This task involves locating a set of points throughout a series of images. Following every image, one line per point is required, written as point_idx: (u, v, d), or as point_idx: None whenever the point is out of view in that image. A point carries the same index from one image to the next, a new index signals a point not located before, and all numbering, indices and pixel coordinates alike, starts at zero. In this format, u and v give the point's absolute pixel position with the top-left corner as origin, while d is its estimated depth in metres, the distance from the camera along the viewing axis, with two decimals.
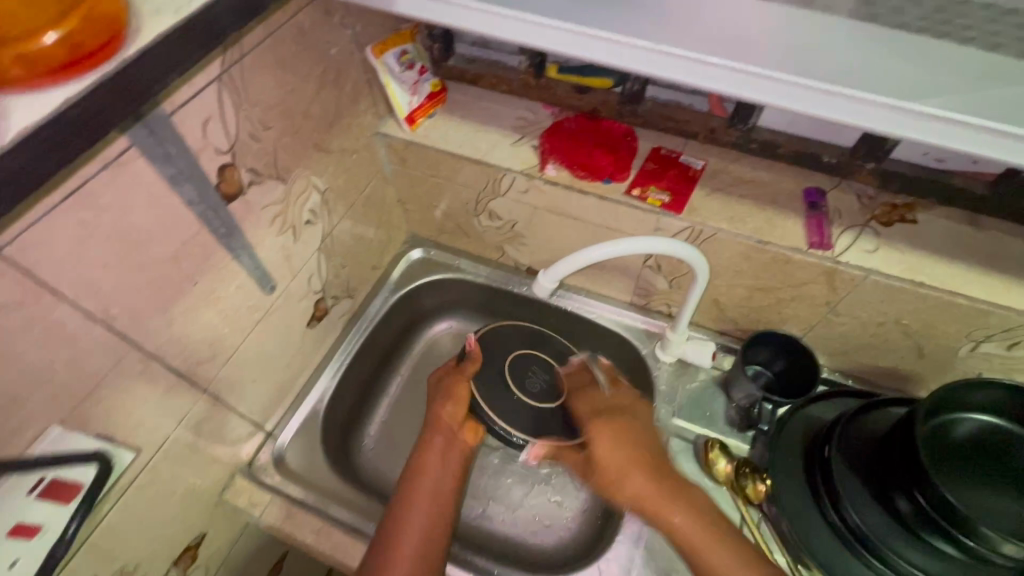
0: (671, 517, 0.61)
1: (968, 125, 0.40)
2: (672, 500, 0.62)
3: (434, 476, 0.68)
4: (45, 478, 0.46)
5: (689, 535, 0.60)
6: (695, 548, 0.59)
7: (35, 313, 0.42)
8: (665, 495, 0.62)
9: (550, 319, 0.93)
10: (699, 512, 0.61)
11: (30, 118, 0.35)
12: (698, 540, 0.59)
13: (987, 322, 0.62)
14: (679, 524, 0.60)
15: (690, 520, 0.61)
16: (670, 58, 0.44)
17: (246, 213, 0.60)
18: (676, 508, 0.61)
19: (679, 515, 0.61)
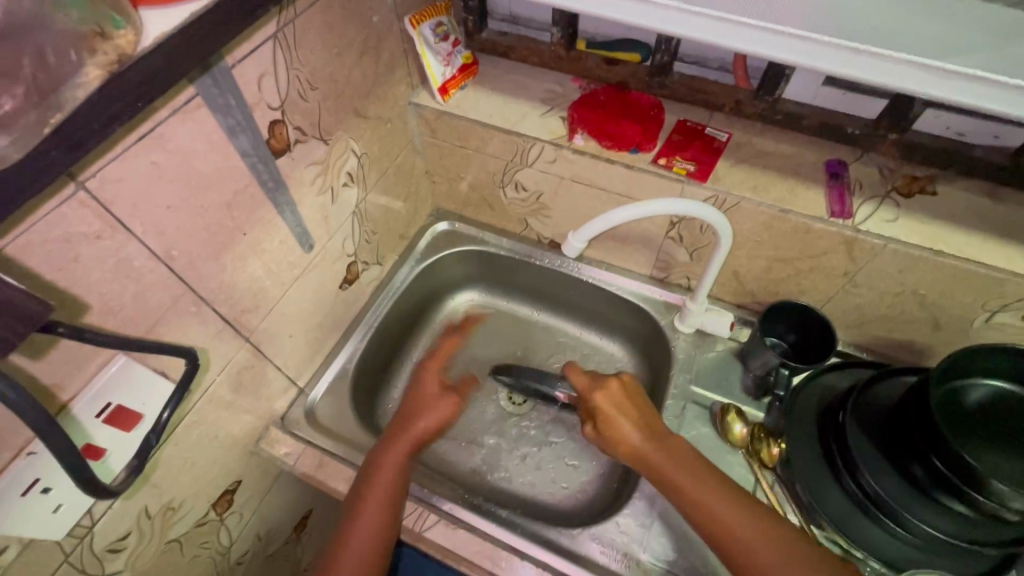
0: (693, 494, 0.59)
1: (988, 81, 0.42)
2: (700, 478, 0.59)
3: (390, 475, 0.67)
4: (111, 403, 0.50)
5: (718, 518, 0.57)
6: (727, 533, 0.56)
7: (109, 245, 0.45)
8: (683, 470, 0.60)
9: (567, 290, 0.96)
10: (727, 494, 0.58)
11: (166, 28, 0.40)
12: (732, 527, 0.56)
13: (1003, 291, 0.63)
14: (706, 505, 0.58)
15: (723, 502, 0.58)
16: (702, 19, 0.47)
17: (291, 170, 0.63)
18: (702, 486, 0.59)
19: (701, 492, 0.58)
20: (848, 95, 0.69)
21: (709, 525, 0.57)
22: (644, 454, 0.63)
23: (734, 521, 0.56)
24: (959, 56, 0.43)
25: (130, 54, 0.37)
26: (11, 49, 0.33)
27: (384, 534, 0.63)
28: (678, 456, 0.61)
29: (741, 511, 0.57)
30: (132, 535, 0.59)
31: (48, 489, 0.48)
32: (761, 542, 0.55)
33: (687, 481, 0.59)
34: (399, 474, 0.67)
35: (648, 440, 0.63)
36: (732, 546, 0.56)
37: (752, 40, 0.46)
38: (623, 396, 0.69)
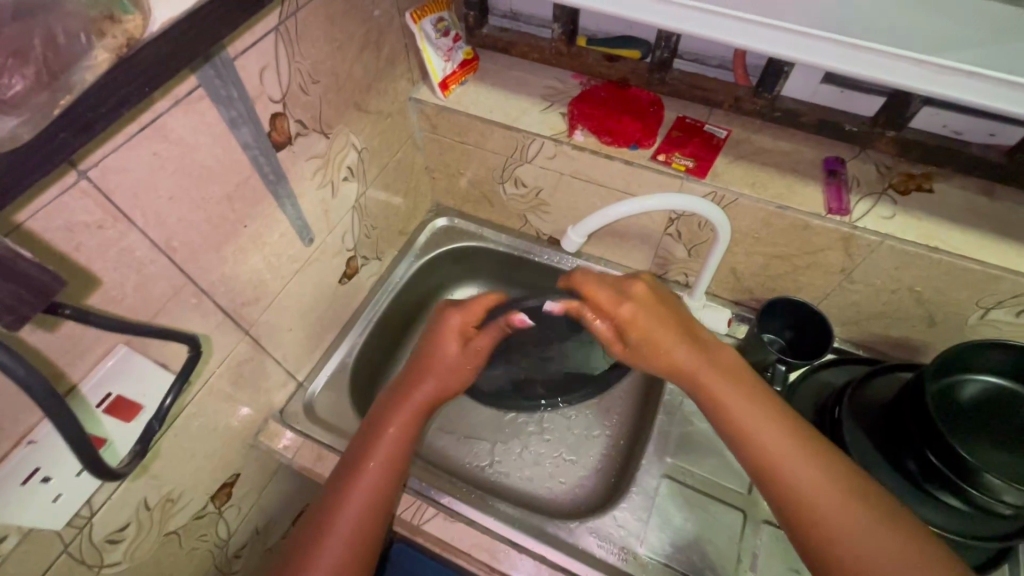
0: (740, 419, 0.54)
1: (989, 78, 0.42)
2: (754, 405, 0.55)
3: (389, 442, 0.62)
4: (111, 394, 0.50)
5: (767, 443, 0.53)
6: (774, 463, 0.52)
7: (111, 235, 0.46)
8: (732, 394, 0.56)
9: (545, 282, 0.98)
10: (779, 421, 0.54)
11: (164, 14, 0.39)
12: (781, 453, 0.52)
13: (998, 288, 0.64)
14: (760, 434, 0.53)
15: (779, 435, 0.53)
16: (704, 16, 0.47)
17: (292, 163, 0.63)
18: (752, 411, 0.55)
19: (754, 417, 0.54)
20: (847, 93, 0.69)
21: (758, 453, 0.53)
22: (690, 369, 0.58)
23: (785, 446, 0.52)
24: (956, 54, 0.43)
25: (135, 41, 0.37)
26: (18, 31, 0.32)
27: (381, 503, 0.59)
28: (726, 378, 0.57)
29: (795, 441, 0.53)
30: (131, 526, 0.59)
31: (48, 479, 0.48)
32: (811, 468, 0.51)
33: (742, 407, 0.55)
34: (400, 444, 0.62)
35: (693, 359, 0.58)
36: (778, 473, 0.51)
37: (754, 36, 0.46)
38: (657, 307, 0.61)
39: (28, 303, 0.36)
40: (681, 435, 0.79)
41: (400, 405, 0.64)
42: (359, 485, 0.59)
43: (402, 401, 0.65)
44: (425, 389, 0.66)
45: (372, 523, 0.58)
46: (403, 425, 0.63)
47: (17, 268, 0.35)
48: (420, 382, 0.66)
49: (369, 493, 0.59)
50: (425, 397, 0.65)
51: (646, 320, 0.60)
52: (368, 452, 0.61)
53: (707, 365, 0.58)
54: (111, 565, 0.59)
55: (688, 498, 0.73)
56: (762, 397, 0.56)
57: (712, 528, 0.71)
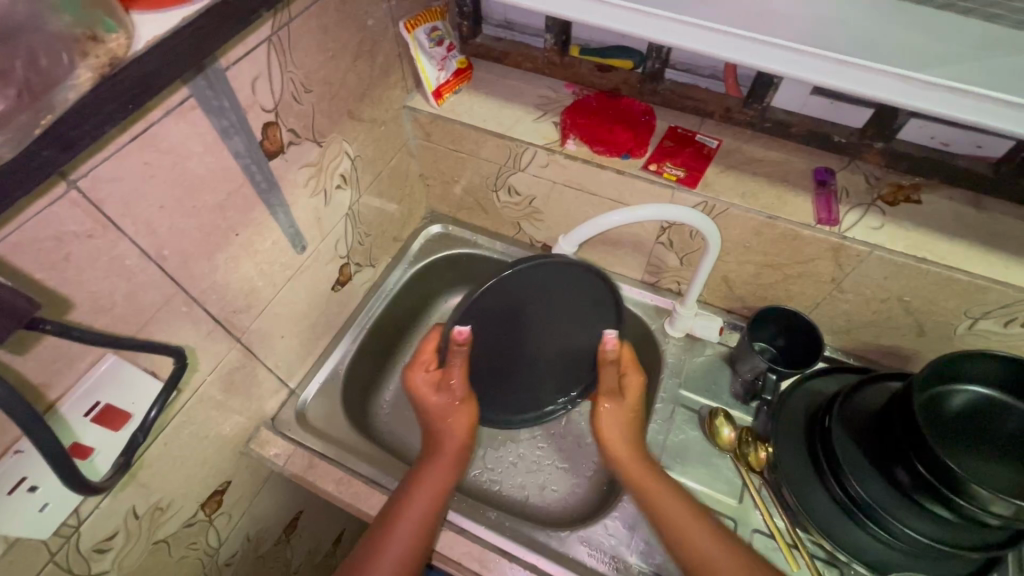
0: (688, 527, 0.60)
1: (970, 94, 0.43)
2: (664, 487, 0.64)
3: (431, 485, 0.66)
4: (100, 403, 0.50)
5: (705, 553, 0.58)
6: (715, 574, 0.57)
7: (101, 245, 0.46)
8: (683, 508, 0.62)
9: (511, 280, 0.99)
10: (717, 534, 0.60)
11: (156, 32, 0.40)
12: (718, 562, 0.57)
13: (985, 299, 0.64)
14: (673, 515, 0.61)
15: (687, 511, 0.62)
16: (693, 29, 0.48)
17: (285, 172, 0.64)
18: (693, 522, 0.61)
19: (692, 526, 0.60)
20: (836, 105, 0.70)
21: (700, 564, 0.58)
22: (641, 478, 0.65)
23: (722, 555, 0.58)
24: (939, 70, 0.44)
25: (120, 59, 0.38)
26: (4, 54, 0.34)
27: (421, 541, 0.62)
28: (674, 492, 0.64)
29: (730, 552, 0.58)
30: (119, 535, 0.59)
31: (35, 487, 0.48)
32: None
33: (687, 523, 0.61)
34: (444, 485, 0.66)
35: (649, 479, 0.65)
36: (685, 543, 0.60)
37: (741, 50, 0.47)
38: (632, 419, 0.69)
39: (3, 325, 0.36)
40: (673, 443, 0.79)
41: (432, 463, 0.68)
42: (389, 545, 0.60)
43: (433, 457, 0.68)
44: (449, 448, 0.69)
45: (415, 552, 0.61)
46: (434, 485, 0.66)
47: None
48: (443, 441, 0.69)
49: (401, 551, 0.60)
50: (449, 457, 0.68)
51: (616, 430, 0.68)
52: (399, 510, 0.63)
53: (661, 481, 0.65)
54: None
55: None
56: (695, 511, 0.62)
57: None
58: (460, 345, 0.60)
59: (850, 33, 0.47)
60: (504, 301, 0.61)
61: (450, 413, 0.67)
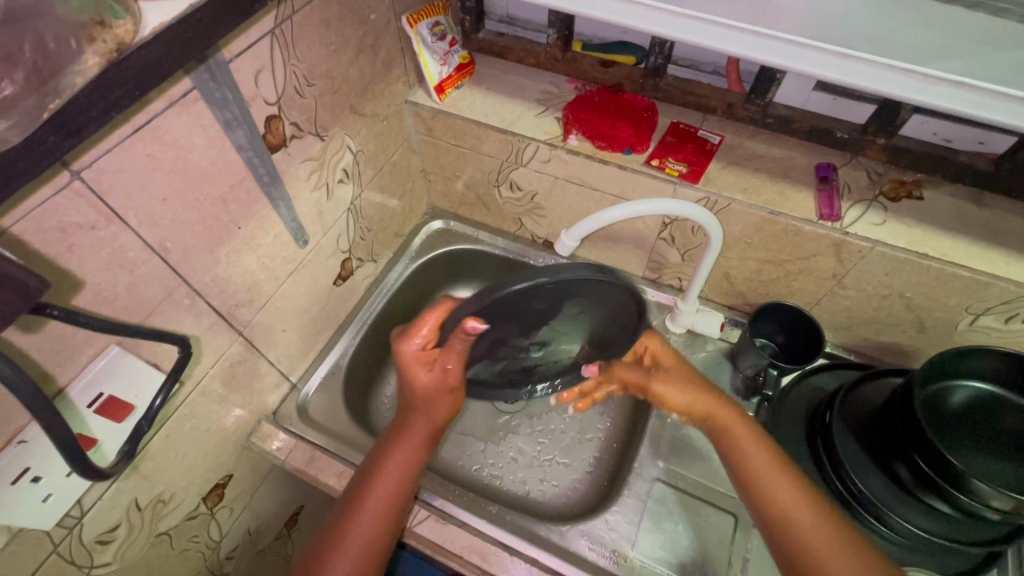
0: (769, 477, 0.61)
1: (973, 88, 0.43)
2: (760, 455, 0.62)
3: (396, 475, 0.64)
4: (103, 394, 0.50)
5: (789, 501, 0.59)
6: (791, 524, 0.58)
7: (104, 236, 0.46)
8: (764, 459, 0.62)
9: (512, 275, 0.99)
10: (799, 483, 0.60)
11: (161, 17, 0.40)
12: (796, 513, 0.58)
13: (986, 295, 0.64)
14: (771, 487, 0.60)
15: (784, 484, 0.60)
16: (694, 22, 0.48)
17: (287, 165, 0.64)
18: (772, 472, 0.61)
19: (774, 475, 0.61)
20: (839, 100, 0.70)
21: (780, 515, 0.58)
22: (726, 425, 0.65)
23: (802, 506, 0.58)
24: (941, 64, 0.44)
25: (126, 46, 0.38)
26: (8, 36, 0.33)
27: (381, 536, 0.61)
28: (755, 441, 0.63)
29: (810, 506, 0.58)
30: (122, 527, 0.59)
31: (38, 478, 0.48)
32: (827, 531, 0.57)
33: (768, 474, 0.61)
34: (404, 476, 0.65)
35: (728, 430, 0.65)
36: (778, 514, 0.59)
37: (744, 44, 0.47)
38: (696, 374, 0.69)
39: (13, 303, 0.36)
40: (672, 438, 0.79)
41: (404, 437, 0.67)
42: (359, 522, 0.61)
43: (406, 432, 0.68)
44: (422, 424, 0.68)
45: (374, 547, 0.61)
46: (404, 460, 0.66)
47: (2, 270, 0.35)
48: (416, 415, 0.68)
49: (373, 528, 0.61)
50: (422, 434, 0.68)
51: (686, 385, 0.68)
52: (369, 486, 0.63)
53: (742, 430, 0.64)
54: (101, 566, 0.58)
55: (681, 501, 0.73)
56: (778, 460, 0.62)
57: (703, 531, 0.71)
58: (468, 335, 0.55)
59: (852, 27, 0.47)
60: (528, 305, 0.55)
61: (437, 393, 0.67)
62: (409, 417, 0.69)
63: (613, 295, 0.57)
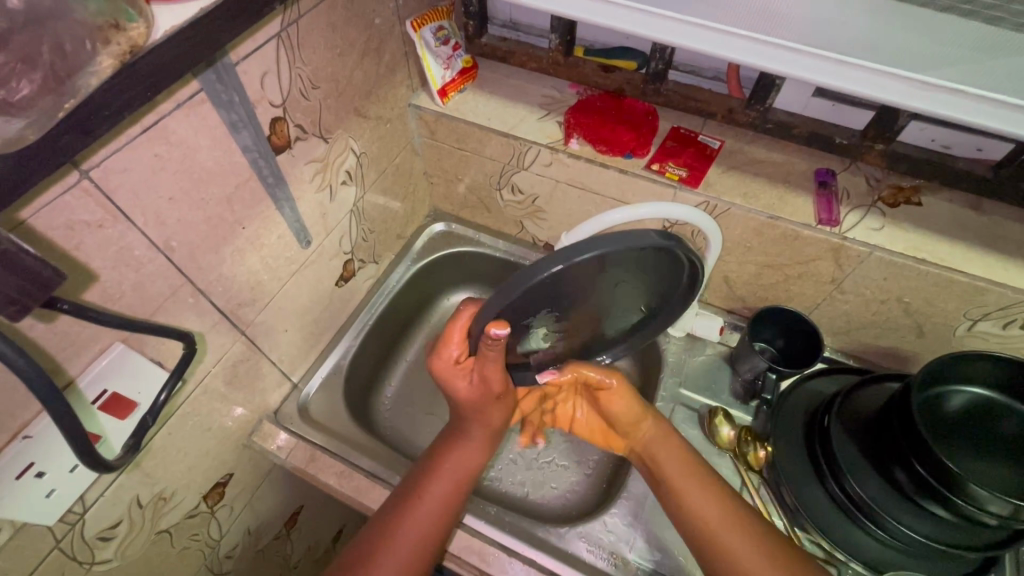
0: (690, 491, 0.62)
1: (969, 95, 0.43)
2: (678, 464, 0.64)
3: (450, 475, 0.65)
4: (107, 391, 0.51)
5: (709, 517, 0.59)
6: (716, 539, 0.58)
7: (111, 234, 0.46)
8: (690, 476, 0.63)
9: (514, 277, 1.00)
10: (723, 499, 0.61)
11: (175, 21, 0.41)
12: (718, 527, 0.58)
13: (984, 301, 0.65)
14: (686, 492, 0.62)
15: (697, 489, 0.62)
16: (694, 28, 0.49)
17: (291, 166, 0.64)
18: (695, 487, 0.62)
19: (696, 492, 0.61)
20: (838, 107, 0.70)
21: (702, 530, 0.59)
22: (656, 442, 0.67)
23: (723, 520, 0.59)
24: (939, 71, 0.45)
25: (140, 47, 0.38)
26: (29, 38, 0.34)
27: (435, 532, 0.60)
28: (680, 459, 0.65)
29: (736, 522, 0.59)
30: (123, 524, 0.59)
31: (42, 473, 0.48)
32: (748, 545, 0.57)
33: (682, 480, 0.63)
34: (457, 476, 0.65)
35: (660, 447, 0.67)
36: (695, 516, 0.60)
37: (744, 50, 0.48)
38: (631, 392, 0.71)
39: (30, 295, 0.37)
40: None
41: (461, 441, 0.68)
42: (412, 517, 0.60)
43: (463, 437, 0.68)
44: (477, 432, 0.69)
45: (428, 544, 0.59)
46: (456, 462, 0.66)
47: (21, 262, 0.35)
48: (475, 424, 0.69)
49: (424, 522, 0.60)
50: (479, 440, 0.68)
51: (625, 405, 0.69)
52: (424, 486, 0.63)
53: (668, 450, 0.66)
54: (102, 563, 0.59)
55: None
56: (696, 468, 0.64)
57: None
58: (494, 342, 0.54)
59: (851, 34, 0.48)
60: (566, 290, 0.52)
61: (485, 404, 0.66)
62: (468, 425, 0.69)
63: (667, 261, 0.54)
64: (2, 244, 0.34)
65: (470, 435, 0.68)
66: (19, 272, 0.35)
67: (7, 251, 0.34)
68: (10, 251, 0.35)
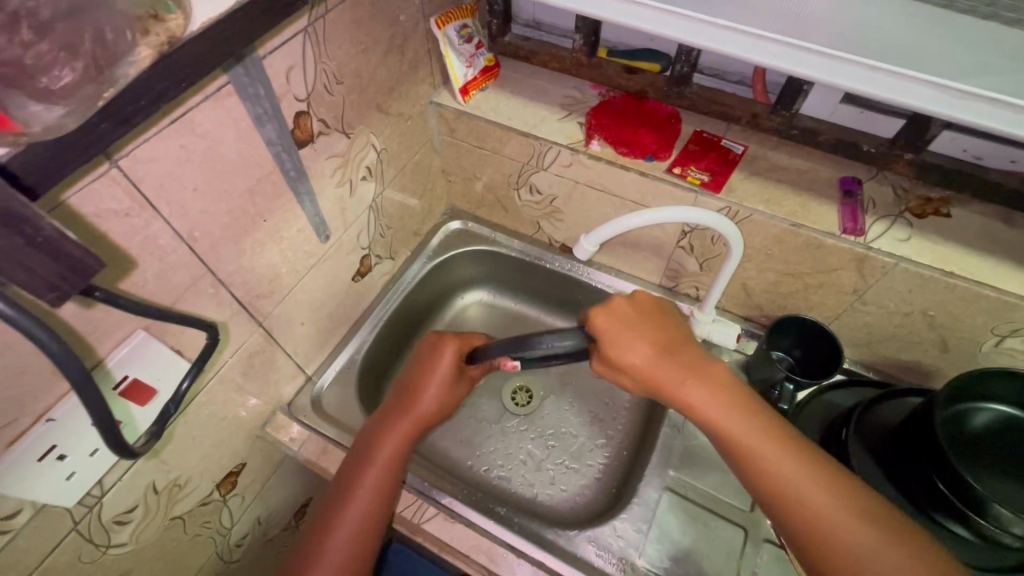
0: (706, 411, 0.55)
1: (1013, 105, 0.42)
2: (729, 407, 0.55)
3: (380, 467, 0.65)
4: (128, 377, 0.51)
5: (739, 438, 0.54)
6: (753, 456, 0.53)
7: (137, 223, 0.47)
8: (708, 392, 0.56)
9: (529, 276, 1.00)
10: (741, 405, 0.56)
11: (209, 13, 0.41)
12: (750, 445, 0.53)
13: (1013, 316, 0.63)
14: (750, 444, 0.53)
15: (754, 428, 0.54)
16: (723, 32, 0.48)
17: (313, 161, 0.65)
18: (749, 429, 0.54)
19: (711, 404, 0.55)
20: (867, 114, 0.67)
21: (717, 432, 0.55)
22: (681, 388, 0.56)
23: (755, 439, 0.54)
24: (979, 80, 0.43)
25: (175, 40, 0.39)
26: (71, 27, 0.33)
27: (370, 532, 0.62)
28: (683, 369, 0.57)
29: (769, 440, 0.53)
30: (138, 508, 0.60)
31: (64, 456, 0.49)
32: (790, 463, 0.52)
33: (735, 424, 0.54)
34: (392, 467, 0.65)
35: (661, 351, 0.58)
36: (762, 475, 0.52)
37: (775, 54, 0.47)
38: (624, 312, 0.59)
39: (69, 281, 0.37)
40: (685, 449, 0.78)
41: (393, 430, 0.67)
42: (349, 512, 0.62)
43: (398, 422, 0.68)
44: (410, 420, 0.68)
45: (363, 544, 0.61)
46: (388, 444, 0.66)
47: (63, 249, 0.35)
48: (416, 400, 0.70)
49: (355, 531, 0.61)
50: (412, 420, 0.68)
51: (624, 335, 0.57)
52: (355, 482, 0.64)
53: (670, 369, 0.57)
54: (117, 546, 0.60)
55: (689, 511, 0.73)
56: (750, 413, 0.55)
57: (711, 544, 0.70)
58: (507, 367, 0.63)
59: (887, 41, 0.46)
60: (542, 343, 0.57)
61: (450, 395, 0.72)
62: (405, 411, 0.69)
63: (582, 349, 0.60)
64: (47, 231, 0.34)
65: (404, 414, 0.68)
66: (61, 260, 0.36)
67: (52, 238, 0.34)
68: (54, 237, 0.35)
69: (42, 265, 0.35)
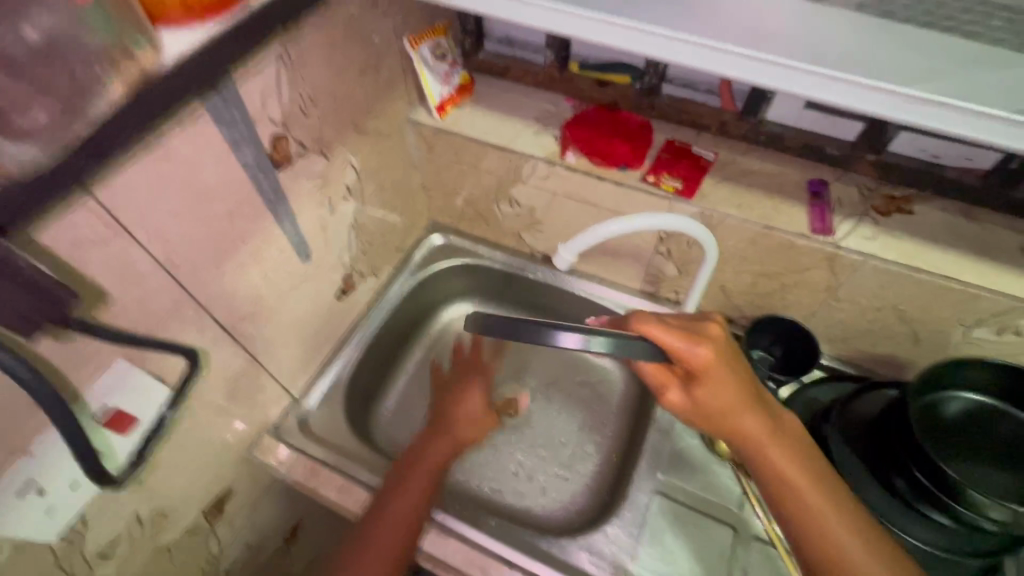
0: (778, 461, 0.54)
1: (960, 108, 0.45)
2: (795, 455, 0.55)
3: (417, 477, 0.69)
4: (110, 407, 0.51)
5: (803, 492, 0.53)
6: (816, 520, 0.52)
7: (114, 252, 0.47)
8: (781, 443, 0.54)
9: (515, 288, 1.01)
10: (814, 468, 0.55)
11: (184, 48, 0.42)
12: (818, 509, 0.52)
13: (978, 307, 0.65)
14: (802, 488, 0.53)
15: (807, 477, 0.54)
16: (688, 46, 0.50)
17: (292, 182, 0.65)
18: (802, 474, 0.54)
19: (786, 456, 0.54)
20: (829, 119, 0.70)
21: (784, 486, 0.54)
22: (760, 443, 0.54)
23: (816, 495, 0.53)
24: (929, 85, 0.46)
25: (147, 71, 0.39)
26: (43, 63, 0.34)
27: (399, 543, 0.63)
28: (767, 418, 0.55)
29: (822, 490, 0.53)
30: (123, 541, 0.59)
31: (45, 490, 0.48)
32: (838, 520, 0.52)
33: (794, 473, 0.54)
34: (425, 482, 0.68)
35: (749, 395, 0.54)
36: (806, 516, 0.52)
37: (737, 65, 0.49)
38: (724, 352, 0.54)
39: None
40: (672, 452, 0.79)
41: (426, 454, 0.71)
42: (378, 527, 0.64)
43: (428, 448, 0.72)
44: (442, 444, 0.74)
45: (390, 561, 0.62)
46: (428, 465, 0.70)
47: None
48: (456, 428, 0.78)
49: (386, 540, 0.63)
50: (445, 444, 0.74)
51: (715, 378, 0.52)
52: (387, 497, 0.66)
53: (756, 416, 0.54)
54: None
55: (679, 514, 0.74)
56: (811, 464, 0.55)
57: (702, 544, 0.71)
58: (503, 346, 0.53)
59: (842, 50, 0.49)
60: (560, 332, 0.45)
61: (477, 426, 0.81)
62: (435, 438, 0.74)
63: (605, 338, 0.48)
64: None
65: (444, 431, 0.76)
66: None
67: None
68: None
69: (12, 296, 0.38)
